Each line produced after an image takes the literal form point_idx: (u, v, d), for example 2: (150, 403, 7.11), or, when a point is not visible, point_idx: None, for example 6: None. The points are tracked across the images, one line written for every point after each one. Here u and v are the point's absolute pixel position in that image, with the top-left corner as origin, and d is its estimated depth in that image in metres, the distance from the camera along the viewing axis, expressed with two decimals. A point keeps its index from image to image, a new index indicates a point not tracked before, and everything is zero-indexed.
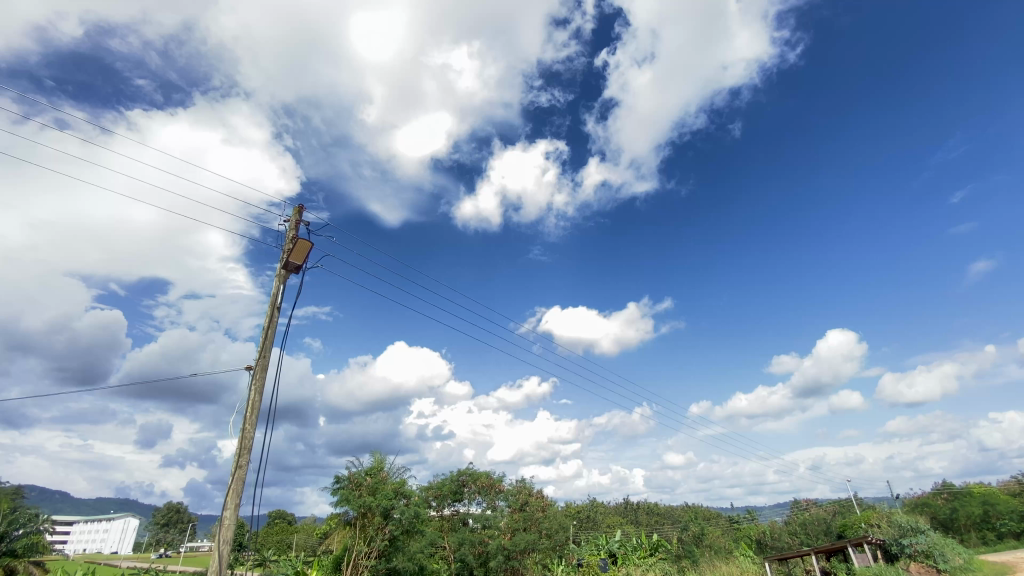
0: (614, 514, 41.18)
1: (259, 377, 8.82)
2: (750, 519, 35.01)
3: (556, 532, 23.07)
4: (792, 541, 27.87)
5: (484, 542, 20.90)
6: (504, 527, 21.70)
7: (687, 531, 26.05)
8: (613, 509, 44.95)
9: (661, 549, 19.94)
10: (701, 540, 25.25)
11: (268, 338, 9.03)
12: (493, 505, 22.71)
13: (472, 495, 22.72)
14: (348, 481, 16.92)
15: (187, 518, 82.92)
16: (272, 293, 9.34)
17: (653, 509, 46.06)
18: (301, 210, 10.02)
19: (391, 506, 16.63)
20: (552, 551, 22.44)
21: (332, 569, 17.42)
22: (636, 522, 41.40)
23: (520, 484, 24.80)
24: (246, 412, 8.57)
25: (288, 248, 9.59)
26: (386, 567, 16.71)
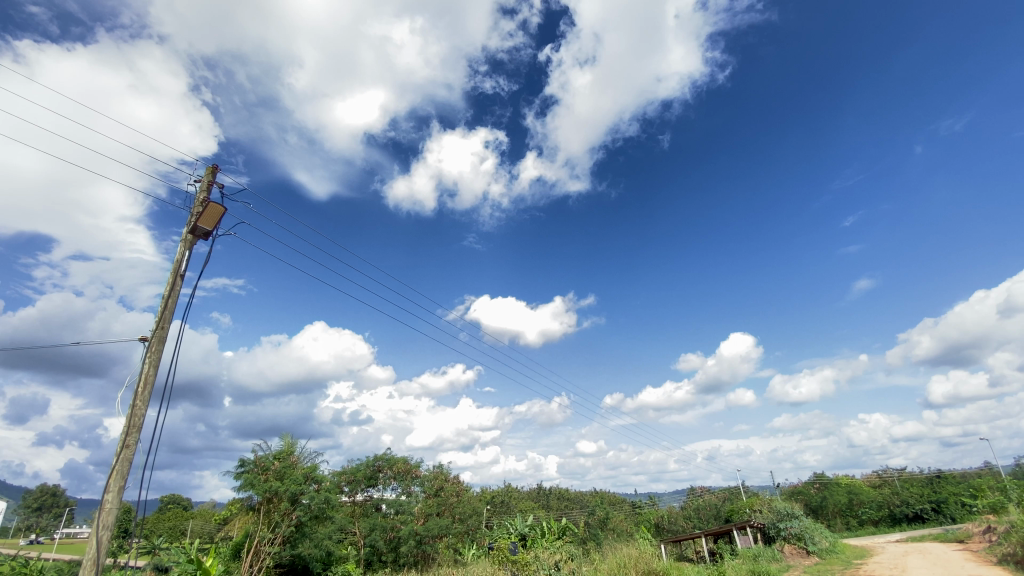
0: (526, 499, 42.47)
1: (154, 349, 8.10)
2: (651, 504, 37.56)
3: (469, 517, 23.38)
4: (686, 525, 30.30)
5: (396, 527, 20.68)
6: (418, 512, 21.60)
7: (594, 515, 27.45)
8: (526, 494, 46.18)
9: (569, 532, 20.81)
10: (606, 524, 26.69)
11: (168, 308, 8.30)
12: (408, 490, 22.58)
13: (387, 481, 22.42)
14: (253, 465, 16.04)
15: (63, 502, 75.18)
16: (175, 259, 8.58)
17: (563, 494, 48.10)
18: (215, 171, 9.26)
19: (300, 492, 16.00)
20: (463, 535, 22.72)
21: (231, 556, 16.48)
22: (547, 506, 43.00)
23: (437, 470, 24.85)
24: (137, 386, 7.85)
25: (197, 211, 8.84)
26: (290, 554, 16.10)
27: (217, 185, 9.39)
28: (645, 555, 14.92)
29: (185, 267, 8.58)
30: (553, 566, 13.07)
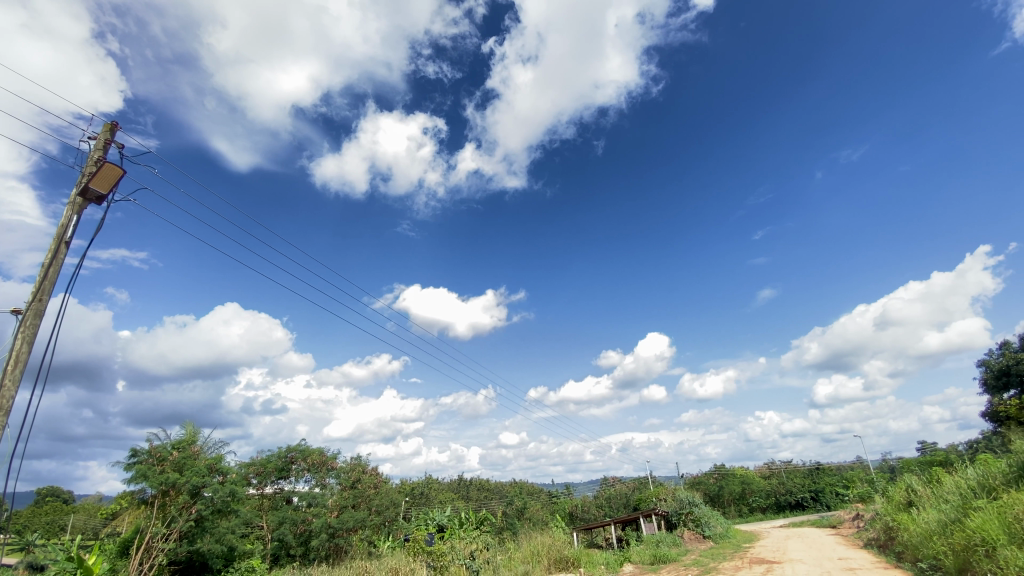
0: (446, 490, 42.45)
1: (29, 324, 7.17)
2: (567, 493, 38.97)
3: (386, 509, 23.02)
4: (598, 513, 31.78)
5: (307, 520, 19.84)
6: (332, 505, 20.93)
7: (512, 505, 27.97)
8: (446, 485, 46.11)
9: (487, 522, 21.06)
10: (523, 513, 27.30)
11: (48, 278, 7.39)
12: (323, 482, 21.82)
13: (300, 472, 21.49)
14: (147, 456, 14.71)
15: None
16: (60, 224, 7.64)
17: (483, 485, 48.62)
18: (113, 129, 8.32)
19: (202, 484, 14.96)
20: (379, 528, 22.34)
21: (117, 553, 15.01)
22: (466, 497, 43.25)
23: (355, 460, 24.29)
24: (6, 366, 6.91)
25: (89, 171, 7.92)
26: (187, 550, 14.96)
27: (116, 144, 8.47)
28: (557, 542, 15.47)
29: (71, 234, 7.66)
30: (468, 556, 13.23)
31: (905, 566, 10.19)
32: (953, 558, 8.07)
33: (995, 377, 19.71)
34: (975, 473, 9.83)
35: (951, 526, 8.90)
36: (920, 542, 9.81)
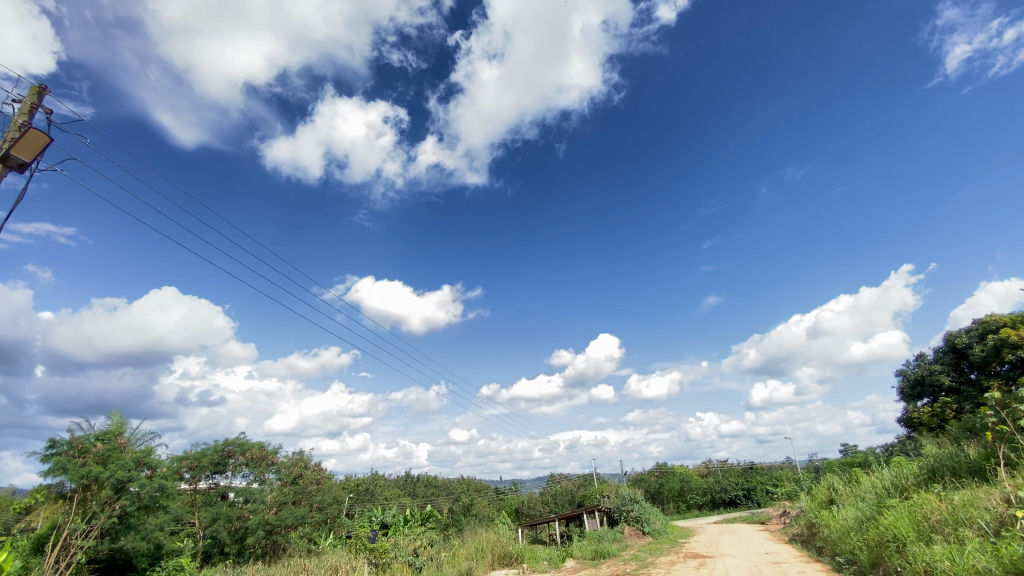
0: (392, 487, 41.82)
1: None
2: (514, 490, 39.31)
3: (328, 505, 22.46)
4: (543, 509, 32.27)
5: (243, 516, 18.99)
6: (271, 501, 20.19)
7: (458, 502, 27.90)
8: (393, 481, 45.43)
9: (432, 518, 20.92)
10: (469, 510, 27.28)
11: None
12: (262, 477, 21.02)
13: (238, 467, 20.60)
14: (67, 447, 13.66)
15: None
16: None
17: (431, 481, 48.22)
18: (41, 92, 7.65)
19: (128, 478, 14.05)
20: (320, 524, 21.76)
21: (29, 551, 13.84)
22: (413, 494, 42.78)
23: (298, 455, 23.60)
24: None
25: (12, 137, 7.26)
26: (109, 548, 14.01)
27: (44, 110, 7.80)
28: (502, 538, 15.58)
29: None
30: (411, 553, 13.16)
31: (824, 560, 10.95)
32: (867, 553, 8.73)
33: (911, 387, 21.46)
34: (890, 475, 10.68)
35: (866, 523, 9.64)
36: (839, 537, 10.57)
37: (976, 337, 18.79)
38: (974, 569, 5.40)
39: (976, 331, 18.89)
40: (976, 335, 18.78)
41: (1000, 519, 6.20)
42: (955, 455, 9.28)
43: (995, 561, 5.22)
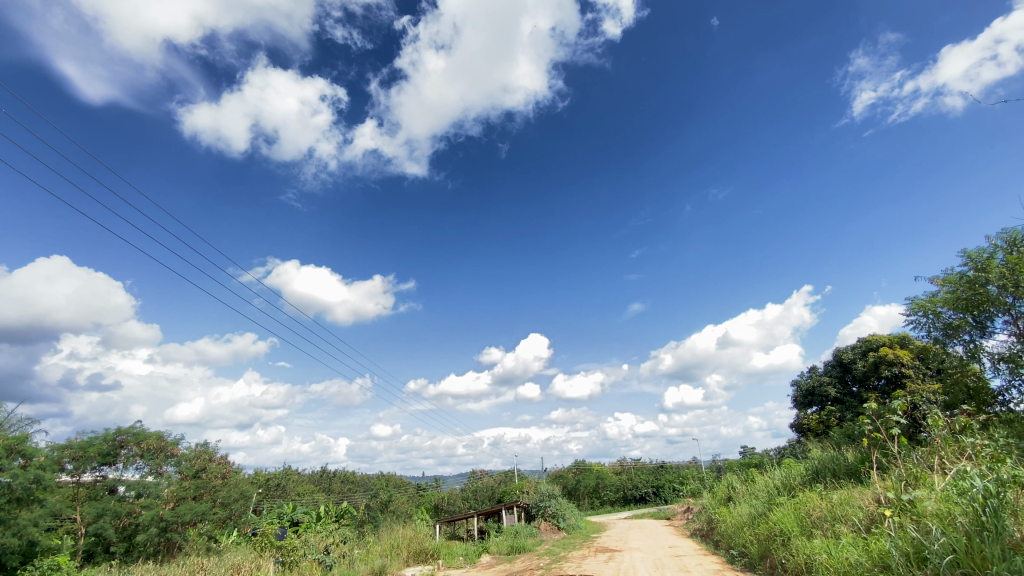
0: (306, 482, 40.01)
1: None
2: (435, 486, 39.06)
3: (233, 501, 21.19)
4: (463, 505, 32.37)
5: (133, 513, 17.31)
6: (167, 496, 18.65)
7: (376, 498, 27.27)
8: (306, 476, 43.46)
9: (347, 515, 20.29)
10: (386, 506, 26.75)
11: None
12: (158, 470, 19.41)
13: (131, 459, 18.82)
14: None
15: None
16: None
17: (347, 477, 46.68)
18: None
19: None
20: (222, 522, 20.46)
21: None
22: (327, 489, 41.19)
23: (201, 447, 21.99)
24: None
25: None
26: None
27: None
28: (418, 535, 15.42)
29: None
30: (322, 550, 12.73)
31: (719, 553, 11.89)
32: (758, 546, 9.56)
33: (803, 396, 23.76)
34: (780, 475, 11.78)
35: (758, 519, 10.58)
36: (733, 531, 11.50)
37: (859, 353, 21.14)
38: (847, 562, 6.05)
39: (860, 348, 21.23)
40: (860, 352, 21.13)
41: (870, 517, 7.01)
42: (835, 458, 10.40)
43: (865, 555, 5.88)
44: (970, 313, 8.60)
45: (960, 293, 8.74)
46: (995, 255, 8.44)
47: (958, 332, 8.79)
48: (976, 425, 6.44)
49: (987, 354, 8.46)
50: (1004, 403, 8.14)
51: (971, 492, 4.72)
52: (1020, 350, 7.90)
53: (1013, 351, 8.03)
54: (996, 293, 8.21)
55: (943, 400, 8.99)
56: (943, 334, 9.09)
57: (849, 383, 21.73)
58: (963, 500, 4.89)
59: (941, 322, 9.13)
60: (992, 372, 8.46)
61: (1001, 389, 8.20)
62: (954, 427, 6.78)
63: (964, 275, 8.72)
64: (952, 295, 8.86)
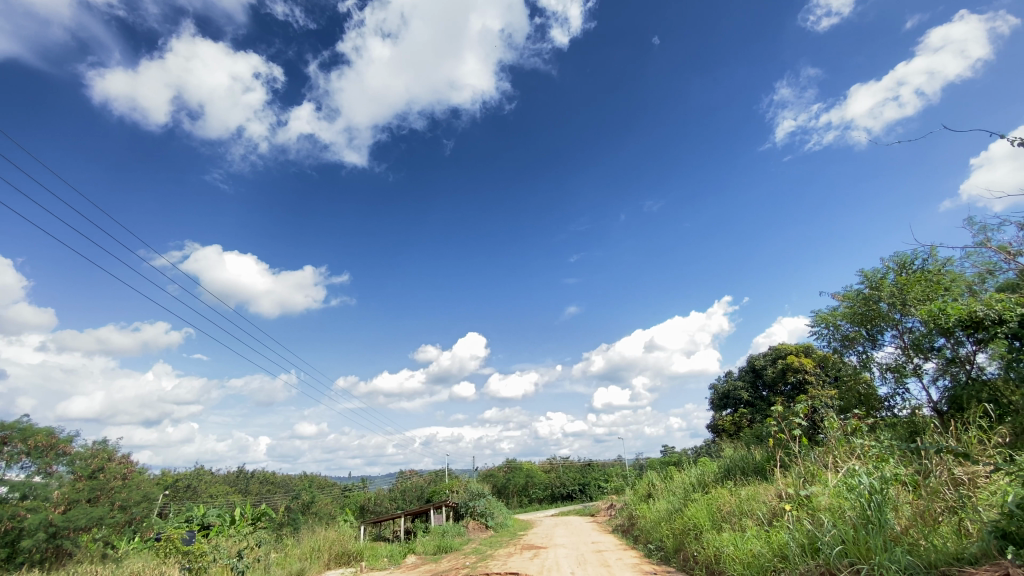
0: (220, 483, 37.47)
1: None
2: (361, 486, 37.91)
3: (135, 504, 19.49)
4: (390, 505, 31.77)
5: (16, 516, 15.42)
6: (57, 499, 16.78)
7: (297, 499, 25.99)
8: (220, 477, 40.66)
9: (265, 517, 19.24)
10: (308, 508, 25.65)
11: None
12: (47, 470, 17.45)
13: (15, 457, 16.80)
14: None
15: None
16: None
17: (267, 477, 44.26)
18: None
19: None
20: (122, 526, 18.73)
21: None
22: (244, 491, 38.85)
23: (99, 445, 19.93)
24: None
25: None
26: None
27: None
28: (342, 536, 14.95)
29: None
30: (234, 555, 11.94)
31: (637, 547, 12.47)
32: (673, 540, 10.12)
33: (719, 398, 25.39)
34: (696, 472, 12.54)
35: (674, 514, 11.19)
36: (651, 526, 12.10)
37: (770, 360, 22.89)
38: (750, 553, 6.54)
39: (770, 355, 23.00)
40: (770, 359, 22.89)
41: (772, 510, 7.64)
42: (745, 457, 11.22)
43: (766, 547, 6.39)
44: (864, 326, 9.59)
45: (857, 308, 9.71)
46: (887, 275, 9.46)
47: (853, 343, 9.78)
48: (864, 427, 7.19)
49: (876, 363, 9.47)
50: (888, 408, 9.15)
51: (859, 489, 5.26)
52: (904, 360, 8.91)
53: (898, 361, 9.04)
54: (886, 310, 9.21)
55: (838, 404, 9.96)
56: (841, 344, 10.07)
57: (759, 387, 23.46)
58: (852, 495, 5.44)
59: (840, 334, 10.11)
60: (879, 380, 9.47)
61: (887, 396, 9.20)
62: (847, 429, 7.53)
63: (861, 292, 9.70)
64: (850, 310, 9.83)
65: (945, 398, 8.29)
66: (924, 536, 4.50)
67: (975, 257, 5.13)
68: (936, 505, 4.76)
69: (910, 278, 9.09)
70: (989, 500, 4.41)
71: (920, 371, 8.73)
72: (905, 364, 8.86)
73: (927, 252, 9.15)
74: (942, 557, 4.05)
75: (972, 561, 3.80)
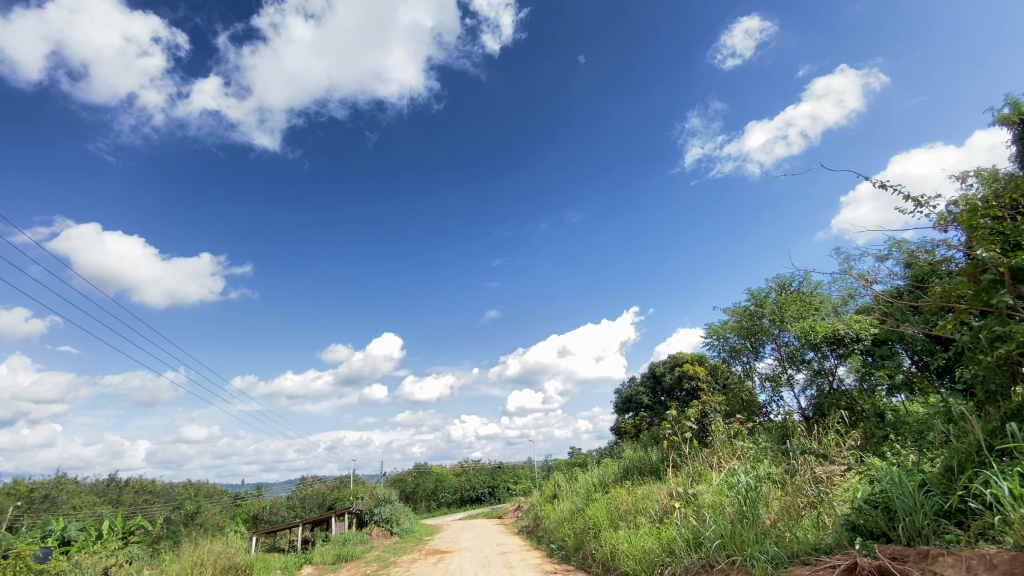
0: (85, 493, 33.01)
1: None
2: (256, 494, 35.25)
3: None
4: (287, 514, 29.99)
5: None
6: None
7: (179, 510, 23.39)
8: (86, 486, 35.82)
9: (140, 530, 17.22)
10: (192, 519, 23.36)
11: None
12: None
13: None
14: None
15: None
16: None
17: (145, 486, 39.75)
18: None
19: None
20: None
21: None
22: (115, 501, 34.54)
23: None
24: None
25: None
26: None
27: None
28: (230, 549, 13.81)
29: None
30: (99, 573, 10.62)
31: (541, 547, 12.82)
32: (573, 539, 10.50)
33: (623, 403, 26.84)
34: (598, 474, 13.11)
35: (576, 514, 11.62)
36: (554, 526, 12.49)
37: (669, 367, 24.62)
38: (642, 549, 6.97)
39: (669, 363, 24.73)
40: (668, 366, 24.62)
41: (664, 508, 8.19)
42: (642, 458, 11.95)
43: (656, 542, 6.85)
44: (748, 339, 10.62)
45: (742, 323, 10.71)
46: (769, 294, 10.55)
47: (739, 354, 10.79)
48: (745, 430, 7.96)
49: (757, 373, 10.52)
50: (765, 413, 10.20)
51: (738, 487, 5.80)
52: (780, 371, 9.99)
53: (775, 372, 10.10)
54: (768, 325, 10.27)
55: (724, 409, 10.91)
56: (728, 354, 11.06)
57: (659, 393, 25.11)
58: (731, 492, 5.99)
59: (728, 345, 11.09)
60: (759, 388, 10.52)
61: (765, 402, 10.25)
62: (730, 431, 8.30)
63: (747, 308, 10.71)
64: (737, 324, 10.81)
65: (811, 405, 9.40)
66: (789, 529, 5.05)
67: (840, 283, 5.90)
68: (801, 501, 5.39)
69: (788, 297, 10.20)
70: (843, 495, 5.08)
71: (792, 381, 9.83)
72: (781, 374, 9.94)
73: (802, 275, 10.36)
74: (802, 548, 4.59)
75: (827, 551, 4.33)
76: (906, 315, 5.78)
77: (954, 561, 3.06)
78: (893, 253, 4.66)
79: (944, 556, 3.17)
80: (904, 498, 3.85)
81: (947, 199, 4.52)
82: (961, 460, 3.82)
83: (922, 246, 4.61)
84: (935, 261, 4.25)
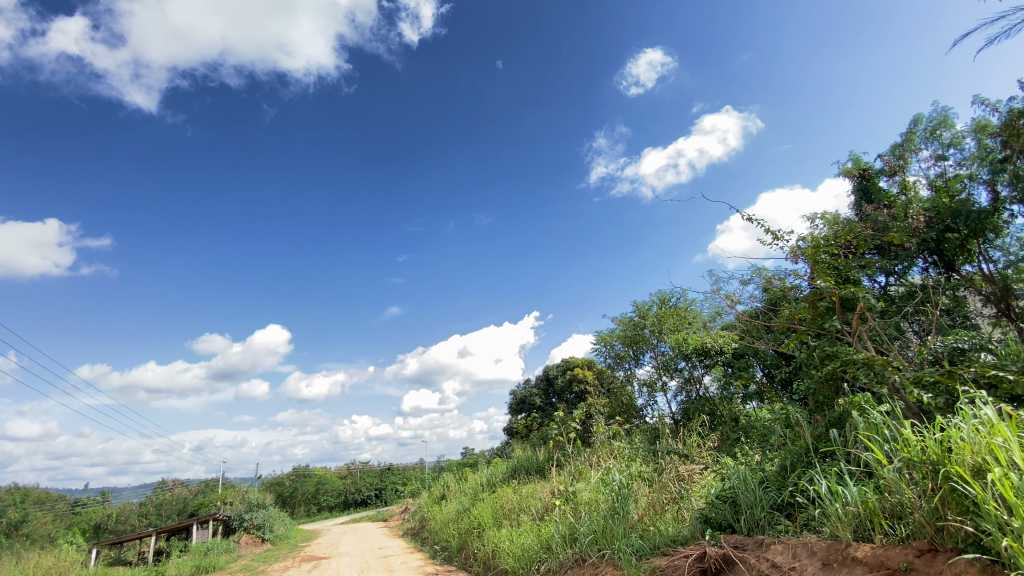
0: None
1: None
2: (100, 501, 30.71)
3: None
4: (137, 523, 26.64)
5: None
6: None
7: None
8: None
9: None
10: (14, 530, 19.76)
11: None
12: None
13: None
14: None
15: None
16: None
17: None
18: None
19: None
20: None
21: None
22: None
23: None
24: None
25: None
26: None
27: None
28: (62, 562, 11.88)
29: None
30: None
31: (424, 548, 12.68)
32: (457, 539, 10.55)
33: (516, 404, 27.50)
34: (486, 474, 13.29)
35: (461, 514, 11.68)
36: (439, 527, 12.42)
37: (561, 371, 25.66)
38: (521, 547, 7.18)
39: (561, 367, 25.80)
40: (561, 369, 25.67)
41: (545, 505, 8.52)
42: (529, 458, 12.31)
43: (535, 539, 7.09)
44: (631, 348, 11.43)
45: (627, 332, 11.49)
46: (651, 307, 11.44)
47: (622, 360, 11.58)
48: (623, 432, 8.53)
49: (637, 379, 11.35)
50: (641, 416, 11.03)
51: (612, 484, 6.21)
52: (656, 378, 10.87)
53: (652, 378, 10.98)
54: (648, 336, 11.16)
55: (606, 412, 11.63)
56: (613, 361, 11.79)
57: (550, 395, 26.08)
58: (606, 489, 6.39)
59: (614, 352, 11.84)
60: (637, 393, 11.36)
61: (642, 406, 11.09)
62: (610, 433, 8.87)
63: (632, 318, 11.52)
64: (623, 332, 11.57)
65: (680, 410, 10.34)
66: (653, 522, 5.50)
67: (710, 301, 6.58)
68: (664, 496, 5.90)
69: (667, 311, 11.16)
70: (700, 491, 5.66)
71: (665, 387, 10.74)
72: (656, 381, 10.82)
73: (680, 291, 11.37)
74: (663, 540, 5.03)
75: (683, 542, 4.80)
76: (759, 332, 6.61)
77: (782, 548, 3.55)
78: (754, 278, 5.30)
79: (775, 544, 3.66)
80: (747, 493, 4.39)
81: (797, 235, 5.25)
82: (793, 461, 4.45)
83: (777, 274, 5.31)
84: (786, 288, 4.91)
